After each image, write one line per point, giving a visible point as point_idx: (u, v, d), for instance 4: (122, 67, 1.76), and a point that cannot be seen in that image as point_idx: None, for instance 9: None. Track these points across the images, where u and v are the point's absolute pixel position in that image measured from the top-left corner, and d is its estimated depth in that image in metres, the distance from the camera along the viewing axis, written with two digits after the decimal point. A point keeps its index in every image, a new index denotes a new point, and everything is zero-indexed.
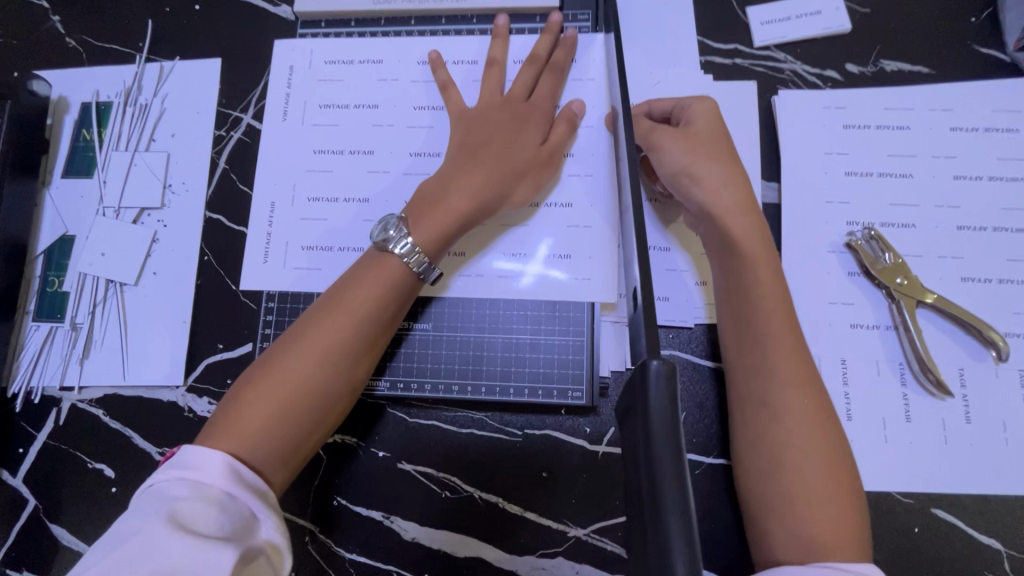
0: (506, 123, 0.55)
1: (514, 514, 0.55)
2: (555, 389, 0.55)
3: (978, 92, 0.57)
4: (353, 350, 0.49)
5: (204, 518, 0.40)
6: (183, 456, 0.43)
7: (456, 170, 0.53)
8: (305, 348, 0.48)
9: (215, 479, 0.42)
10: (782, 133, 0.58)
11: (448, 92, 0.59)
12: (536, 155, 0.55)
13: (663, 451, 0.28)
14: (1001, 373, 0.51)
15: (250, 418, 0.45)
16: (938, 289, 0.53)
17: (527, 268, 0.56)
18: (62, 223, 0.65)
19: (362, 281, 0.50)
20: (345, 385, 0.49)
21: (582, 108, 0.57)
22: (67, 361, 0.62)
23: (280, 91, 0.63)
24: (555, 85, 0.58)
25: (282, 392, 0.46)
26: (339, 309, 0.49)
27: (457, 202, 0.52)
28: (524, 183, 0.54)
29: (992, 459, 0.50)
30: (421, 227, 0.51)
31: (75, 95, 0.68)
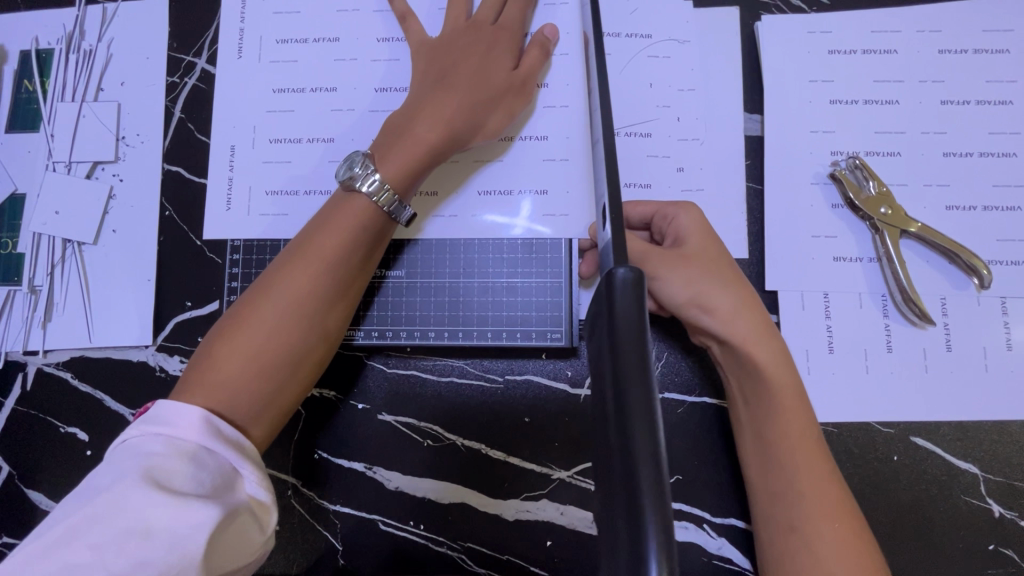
0: (472, 49, 0.52)
1: (498, 460, 0.55)
2: (533, 332, 0.54)
3: (969, 12, 0.55)
4: (323, 297, 0.47)
5: (182, 474, 0.38)
6: (155, 411, 0.42)
7: (421, 102, 0.50)
8: (276, 297, 0.46)
9: (192, 434, 0.40)
10: (765, 61, 0.55)
11: (408, 22, 0.55)
12: (510, 83, 0.51)
13: (632, 360, 0.26)
14: (983, 300, 0.51)
15: (226, 370, 0.43)
16: (923, 218, 0.52)
17: (515, 219, 0.54)
18: (10, 181, 0.61)
19: (329, 226, 0.47)
20: (318, 334, 0.47)
21: (555, 33, 0.54)
22: (29, 325, 0.60)
23: (234, 29, 0.59)
24: (524, 9, 0.54)
25: (252, 340, 0.44)
26: (306, 254, 0.47)
27: (426, 135, 0.49)
28: (497, 115, 0.51)
29: (972, 387, 0.50)
30: (391, 162, 0.48)
31: (13, 43, 0.63)
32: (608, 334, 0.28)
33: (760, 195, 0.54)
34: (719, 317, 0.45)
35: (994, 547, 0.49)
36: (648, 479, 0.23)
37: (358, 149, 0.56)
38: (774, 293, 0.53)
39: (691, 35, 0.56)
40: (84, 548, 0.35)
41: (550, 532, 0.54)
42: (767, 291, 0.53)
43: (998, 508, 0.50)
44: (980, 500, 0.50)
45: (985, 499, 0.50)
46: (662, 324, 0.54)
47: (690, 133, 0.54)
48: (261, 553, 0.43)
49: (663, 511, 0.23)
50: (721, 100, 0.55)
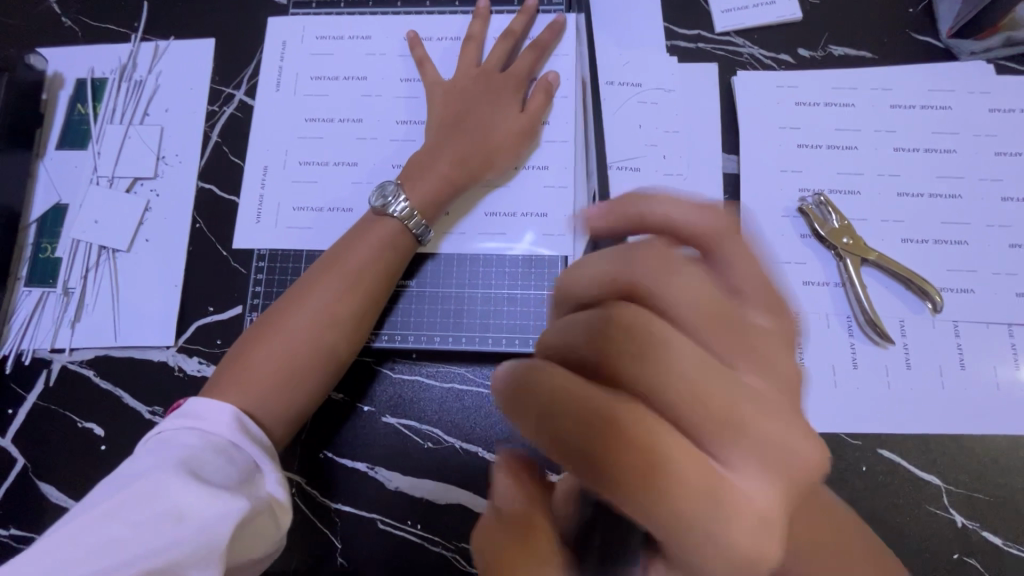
0: (484, 99, 0.61)
1: (494, 463, 0.58)
2: (531, 340, 0.59)
3: (915, 74, 0.63)
4: (353, 306, 0.52)
5: (215, 467, 0.42)
6: (190, 407, 0.46)
7: (441, 143, 0.59)
8: (309, 304, 0.51)
9: (225, 430, 0.44)
10: (740, 110, 0.63)
11: (425, 67, 0.63)
12: (519, 124, 0.60)
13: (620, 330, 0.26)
14: (937, 323, 0.56)
15: (262, 364, 0.49)
16: (880, 249, 0.58)
17: (513, 246, 0.60)
18: (56, 193, 0.67)
19: (358, 247, 0.54)
20: (347, 338, 0.52)
21: (558, 79, 0.62)
22: (59, 324, 0.64)
23: (275, 64, 0.67)
24: (533, 59, 0.62)
25: (289, 340, 0.50)
26: (337, 269, 0.53)
27: (447, 170, 0.58)
28: (505, 152, 0.60)
29: (930, 403, 0.55)
30: (415, 192, 0.57)
31: (70, 71, 0.71)
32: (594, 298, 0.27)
33: None
34: None
35: (958, 556, 0.53)
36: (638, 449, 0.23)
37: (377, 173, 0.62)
38: None
39: (676, 85, 0.64)
40: (124, 526, 0.38)
41: None
42: None
43: (961, 518, 0.53)
44: (944, 510, 0.54)
45: (948, 509, 0.54)
46: None
47: (675, 168, 0.61)
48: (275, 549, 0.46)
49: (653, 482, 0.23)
50: (702, 142, 0.62)
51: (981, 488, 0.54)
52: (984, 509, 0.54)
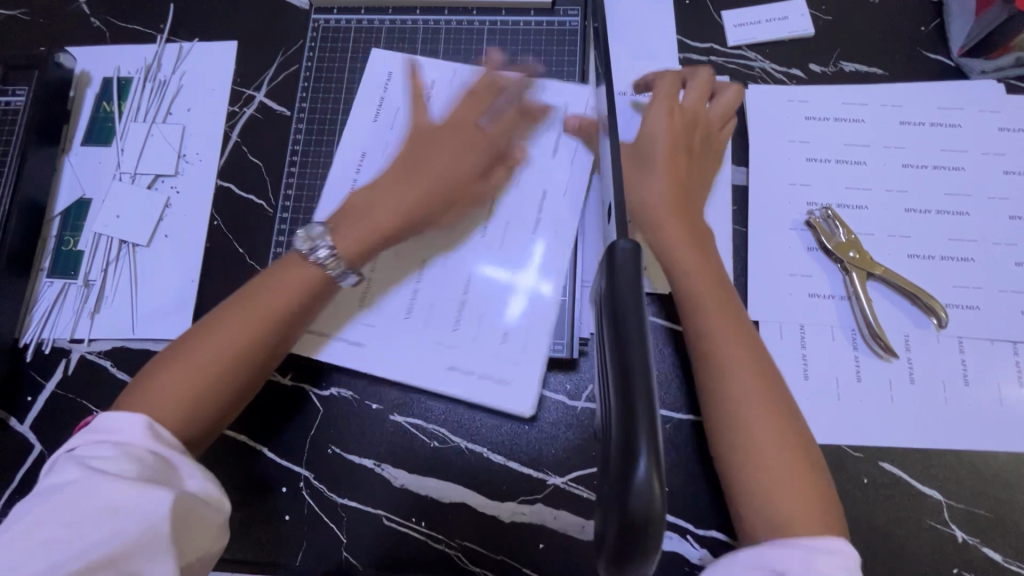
0: (436, 147, 0.57)
1: (498, 463, 0.59)
2: (538, 345, 0.59)
3: (926, 91, 0.63)
4: (262, 348, 0.49)
5: (130, 469, 0.41)
6: (97, 420, 0.45)
7: (386, 185, 0.55)
8: (212, 342, 0.48)
9: (135, 437, 0.43)
10: (751, 123, 0.64)
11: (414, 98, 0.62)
12: (460, 188, 0.57)
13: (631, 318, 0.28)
14: (942, 339, 0.57)
15: (160, 406, 0.45)
16: (887, 264, 0.59)
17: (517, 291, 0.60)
18: (79, 187, 0.69)
19: (280, 269, 0.51)
20: (243, 381, 0.49)
21: (524, 155, 0.63)
22: (79, 315, 0.66)
23: None
24: (506, 114, 0.60)
25: (189, 378, 0.46)
26: (244, 306, 0.49)
27: (383, 217, 0.53)
28: (457, 208, 0.58)
29: (933, 417, 0.55)
30: (343, 236, 0.52)
31: (97, 70, 0.73)
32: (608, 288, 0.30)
33: (744, 236, 0.61)
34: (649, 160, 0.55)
35: (958, 571, 0.53)
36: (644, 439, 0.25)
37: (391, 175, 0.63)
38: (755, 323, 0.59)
39: None
40: (59, 528, 0.39)
41: (543, 535, 0.57)
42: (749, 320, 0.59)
43: (962, 533, 0.54)
44: (944, 524, 0.54)
45: (949, 524, 0.54)
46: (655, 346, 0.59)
47: None
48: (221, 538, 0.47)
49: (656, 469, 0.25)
50: None
51: (982, 504, 0.54)
52: (985, 525, 0.54)
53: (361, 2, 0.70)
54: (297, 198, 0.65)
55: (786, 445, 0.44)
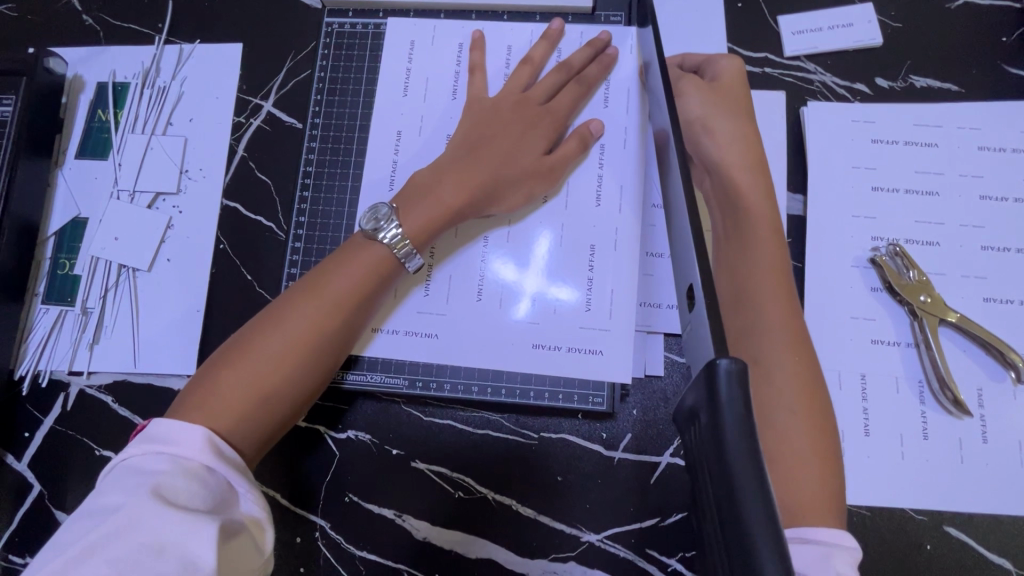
0: (510, 122, 0.55)
1: (528, 518, 0.55)
2: (575, 394, 0.54)
3: (1007, 112, 0.57)
4: (336, 330, 0.47)
5: (190, 491, 0.39)
6: (154, 430, 0.41)
7: (453, 162, 0.53)
8: (288, 324, 0.46)
9: (198, 454, 0.40)
10: (810, 144, 0.58)
11: (473, 76, 0.59)
12: (533, 167, 0.54)
13: (749, 473, 0.25)
14: (1019, 394, 0.51)
15: (226, 399, 0.43)
16: (960, 309, 0.53)
17: (526, 292, 0.55)
18: (74, 205, 0.64)
19: (346, 266, 0.49)
20: (319, 367, 0.47)
21: (600, 131, 0.56)
22: (77, 346, 0.61)
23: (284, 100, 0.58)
24: (576, 96, 0.57)
25: (263, 362, 0.44)
26: (319, 293, 0.47)
27: (450, 196, 0.51)
28: (525, 194, 0.54)
29: (1007, 480, 0.51)
30: (410, 217, 0.50)
31: (91, 74, 0.67)
32: (711, 432, 0.26)
33: (801, 273, 0.56)
34: (718, 139, 0.52)
35: None
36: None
37: None
38: None
39: None
40: (102, 565, 0.35)
41: None
42: None
43: None
44: None
45: None
46: None
47: None
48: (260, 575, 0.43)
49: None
50: None
51: None
52: None
53: (380, 5, 0.63)
54: (310, 224, 0.60)
55: (820, 445, 0.42)
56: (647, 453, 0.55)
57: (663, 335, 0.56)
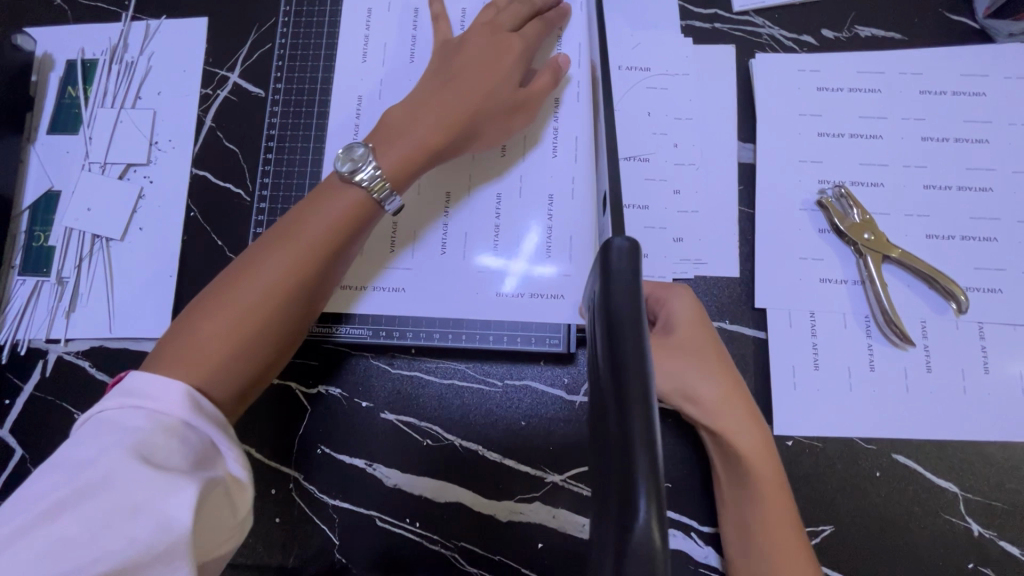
0: (480, 58, 0.55)
1: (494, 462, 0.57)
2: (533, 338, 0.57)
3: (948, 57, 0.59)
4: (311, 276, 0.47)
5: (168, 450, 0.37)
6: (133, 382, 0.40)
7: (425, 101, 0.53)
8: (263, 271, 0.45)
9: (177, 410, 0.39)
10: (758, 94, 0.59)
11: (438, 25, 0.60)
12: (509, 102, 0.54)
13: (625, 312, 0.30)
14: (961, 324, 0.53)
15: (206, 347, 0.42)
16: (903, 245, 0.55)
17: (512, 266, 0.57)
18: (48, 179, 0.65)
19: (322, 211, 0.48)
20: (298, 313, 0.47)
21: (565, 66, 0.57)
22: (54, 314, 0.63)
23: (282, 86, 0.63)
24: (540, 33, 0.58)
25: (240, 309, 0.44)
26: (293, 240, 0.47)
27: (426, 136, 0.51)
28: (501, 131, 0.55)
29: (951, 407, 0.53)
30: (385, 157, 0.51)
31: (60, 52, 0.68)
32: (603, 293, 0.32)
33: (751, 218, 0.58)
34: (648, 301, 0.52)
35: (974, 565, 0.51)
36: (639, 449, 0.24)
37: None
38: (763, 310, 0.56)
39: (689, 69, 0.60)
40: (75, 520, 0.34)
41: (542, 534, 0.55)
42: (756, 308, 0.56)
43: (978, 527, 0.51)
44: (959, 518, 0.52)
45: (965, 517, 0.52)
46: None
47: (686, 158, 0.58)
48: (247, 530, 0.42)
49: (657, 494, 0.23)
50: (717, 129, 0.59)
51: (1000, 496, 0.52)
52: (1003, 518, 0.51)
53: None
54: (274, 186, 0.62)
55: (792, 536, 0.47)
56: None
57: None
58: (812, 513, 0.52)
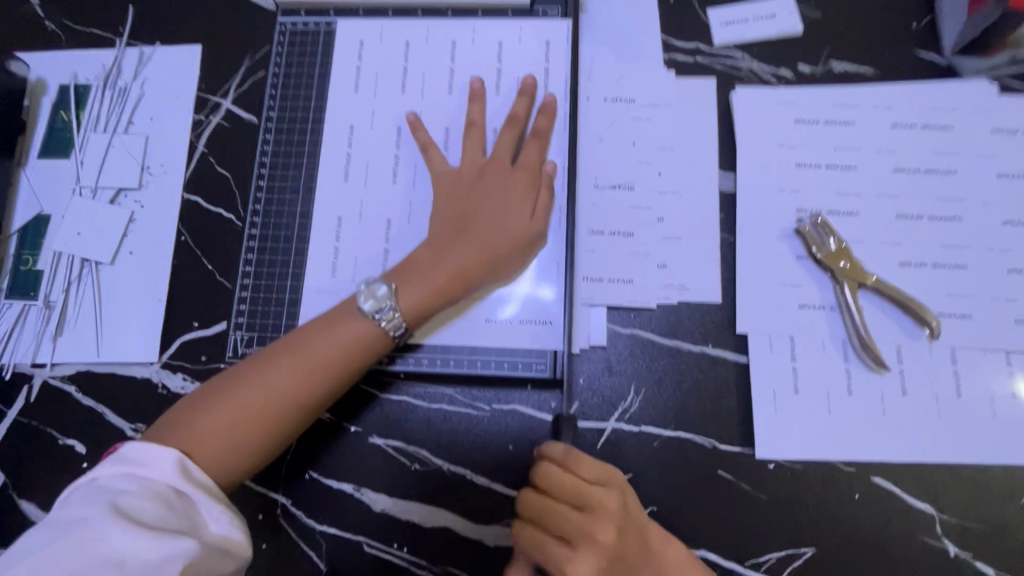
0: (493, 188, 0.56)
1: (482, 485, 0.57)
2: (520, 362, 0.58)
3: (917, 92, 0.61)
4: (319, 394, 0.50)
5: (153, 511, 0.40)
6: (128, 452, 0.43)
7: (441, 241, 0.54)
8: (272, 385, 0.48)
9: (165, 476, 0.42)
10: (738, 125, 0.61)
11: (430, 153, 0.59)
12: (524, 230, 0.55)
13: None
14: (934, 349, 0.55)
15: (207, 450, 0.45)
16: (878, 272, 0.57)
17: (514, 293, 0.58)
18: (37, 202, 0.65)
19: (333, 331, 0.51)
20: (300, 421, 0.50)
21: (554, 172, 0.58)
22: (41, 338, 0.62)
23: (296, 123, 0.64)
24: (540, 150, 0.58)
25: (246, 420, 0.47)
26: (303, 356, 0.50)
27: (443, 277, 0.53)
28: (518, 257, 0.55)
29: (926, 430, 0.54)
30: (407, 295, 0.52)
31: (53, 77, 0.69)
32: None
33: (732, 245, 0.59)
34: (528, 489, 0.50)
35: None
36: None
37: (371, 193, 0.61)
38: (744, 335, 0.57)
39: (672, 101, 0.62)
40: (62, 574, 0.36)
41: None
42: (737, 333, 0.57)
43: (954, 547, 0.53)
44: (936, 539, 0.53)
45: (941, 539, 0.53)
46: (639, 361, 0.58)
47: (669, 187, 0.60)
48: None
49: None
50: (698, 159, 0.61)
51: (975, 517, 0.53)
52: (978, 539, 0.53)
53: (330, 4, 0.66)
54: (265, 212, 0.62)
55: None
56: (592, 419, 0.57)
57: (605, 307, 0.59)
58: (794, 535, 0.53)
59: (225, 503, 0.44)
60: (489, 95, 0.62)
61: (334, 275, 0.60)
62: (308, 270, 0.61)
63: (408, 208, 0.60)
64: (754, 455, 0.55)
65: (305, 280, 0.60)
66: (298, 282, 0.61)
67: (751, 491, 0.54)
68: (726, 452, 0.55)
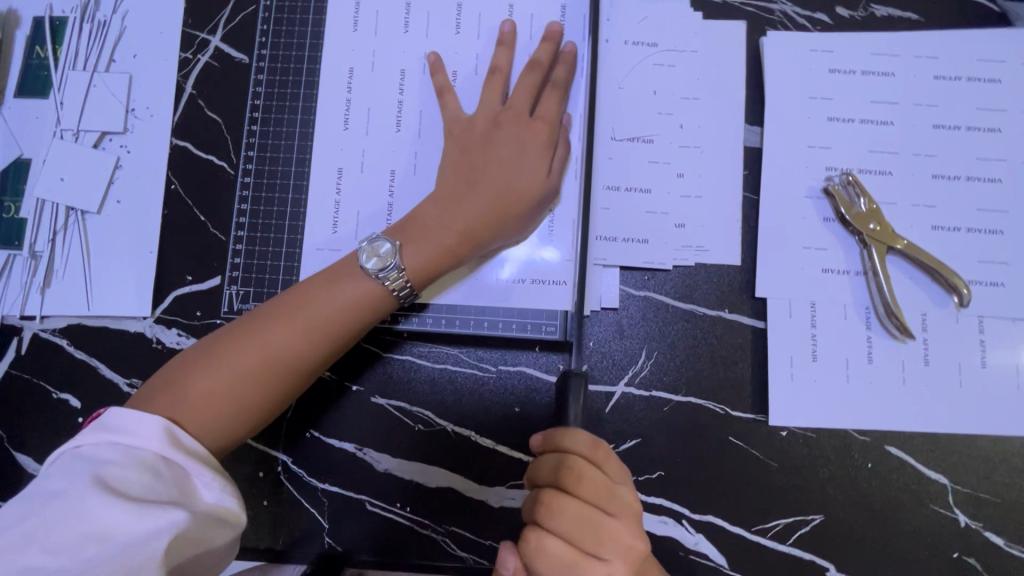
0: (508, 142, 0.52)
1: (487, 447, 0.56)
2: (530, 324, 0.56)
3: (965, 40, 0.56)
4: (316, 354, 0.48)
5: (139, 483, 0.38)
6: (114, 420, 0.41)
7: (446, 194, 0.52)
8: (267, 343, 0.46)
9: (152, 444, 0.40)
10: (768, 75, 0.57)
11: (444, 99, 0.55)
12: (537, 183, 0.52)
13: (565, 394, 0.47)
14: (961, 317, 0.53)
15: (197, 403, 0.43)
16: (908, 237, 0.54)
17: (508, 257, 0.56)
18: (17, 146, 0.61)
19: (333, 290, 0.48)
20: (294, 382, 0.47)
21: (571, 124, 0.55)
22: (28, 290, 0.60)
23: (291, 64, 0.59)
24: (560, 103, 0.54)
25: (239, 376, 0.45)
26: (300, 314, 0.47)
27: (446, 232, 0.50)
28: (532, 218, 0.53)
29: (946, 401, 0.53)
30: (411, 254, 0.50)
31: (25, 8, 0.63)
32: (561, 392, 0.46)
33: (755, 206, 0.56)
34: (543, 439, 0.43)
35: (958, 555, 0.52)
36: None
37: (375, 143, 0.57)
38: (763, 300, 0.55)
39: (697, 46, 0.57)
40: (40, 552, 0.35)
41: None
42: (755, 297, 0.55)
43: (965, 518, 0.52)
44: (947, 509, 0.52)
45: (953, 508, 0.52)
46: (653, 325, 0.55)
47: (692, 141, 0.56)
48: (231, 547, 0.44)
49: None
50: (723, 110, 0.56)
51: (988, 488, 0.52)
52: (990, 510, 0.52)
53: None
54: (260, 160, 0.59)
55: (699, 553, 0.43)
56: (602, 383, 0.54)
57: (618, 268, 0.56)
58: (803, 503, 0.53)
59: (220, 474, 0.43)
60: (518, 42, 0.57)
61: (336, 232, 0.57)
62: (306, 223, 0.57)
63: (412, 159, 0.57)
64: (767, 423, 0.53)
65: (304, 236, 0.57)
66: (297, 236, 0.58)
67: (762, 459, 0.53)
68: (738, 419, 0.54)
